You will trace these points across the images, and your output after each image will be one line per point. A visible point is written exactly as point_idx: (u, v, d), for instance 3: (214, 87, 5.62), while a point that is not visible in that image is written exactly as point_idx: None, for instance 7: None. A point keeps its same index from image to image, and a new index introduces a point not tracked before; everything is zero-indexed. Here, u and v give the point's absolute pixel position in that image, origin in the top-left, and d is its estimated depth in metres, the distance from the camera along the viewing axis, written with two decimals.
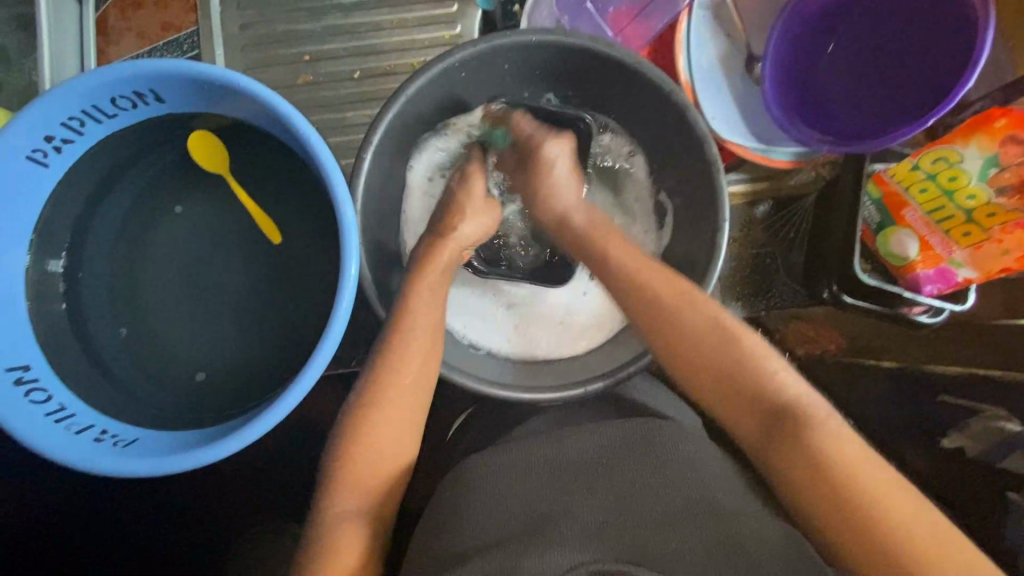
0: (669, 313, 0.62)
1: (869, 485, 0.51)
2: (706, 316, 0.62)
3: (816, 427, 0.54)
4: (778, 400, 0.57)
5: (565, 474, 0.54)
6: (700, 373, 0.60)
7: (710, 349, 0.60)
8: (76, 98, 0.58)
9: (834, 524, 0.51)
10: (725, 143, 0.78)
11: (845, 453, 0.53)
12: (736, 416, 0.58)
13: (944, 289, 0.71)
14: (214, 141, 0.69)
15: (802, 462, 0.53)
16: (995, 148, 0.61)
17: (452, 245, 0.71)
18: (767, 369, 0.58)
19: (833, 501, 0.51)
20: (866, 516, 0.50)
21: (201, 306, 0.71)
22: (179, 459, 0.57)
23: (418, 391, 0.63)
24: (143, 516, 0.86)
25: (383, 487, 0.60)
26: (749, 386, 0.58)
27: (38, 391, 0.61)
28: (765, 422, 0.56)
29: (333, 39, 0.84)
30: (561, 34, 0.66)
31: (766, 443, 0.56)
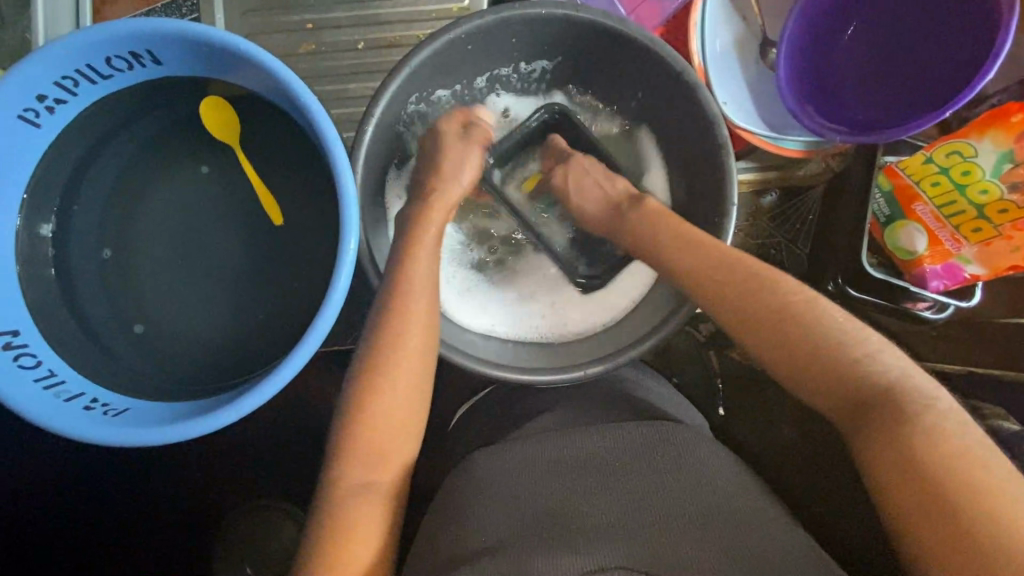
0: (746, 293, 0.59)
1: (973, 479, 0.44)
2: (778, 292, 0.58)
3: (916, 413, 0.48)
4: (867, 384, 0.52)
5: (575, 469, 0.54)
6: (776, 353, 0.57)
7: (781, 327, 0.57)
8: (69, 56, 0.56)
9: (915, 511, 0.45)
10: (735, 130, 0.76)
11: (949, 441, 0.46)
12: (822, 396, 0.55)
13: (950, 285, 0.70)
14: (224, 107, 0.67)
15: (886, 444, 0.48)
16: (1010, 143, 0.60)
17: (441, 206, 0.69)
18: (854, 350, 0.54)
19: (922, 484, 0.45)
20: (958, 505, 0.44)
21: (196, 278, 0.70)
22: (170, 430, 0.56)
23: (424, 368, 0.61)
24: (133, 487, 0.86)
25: (398, 470, 0.58)
26: (829, 367, 0.54)
27: (27, 357, 0.60)
28: (856, 402, 0.52)
29: (336, 7, 0.82)
30: (572, 8, 0.64)
31: (852, 427, 0.52)
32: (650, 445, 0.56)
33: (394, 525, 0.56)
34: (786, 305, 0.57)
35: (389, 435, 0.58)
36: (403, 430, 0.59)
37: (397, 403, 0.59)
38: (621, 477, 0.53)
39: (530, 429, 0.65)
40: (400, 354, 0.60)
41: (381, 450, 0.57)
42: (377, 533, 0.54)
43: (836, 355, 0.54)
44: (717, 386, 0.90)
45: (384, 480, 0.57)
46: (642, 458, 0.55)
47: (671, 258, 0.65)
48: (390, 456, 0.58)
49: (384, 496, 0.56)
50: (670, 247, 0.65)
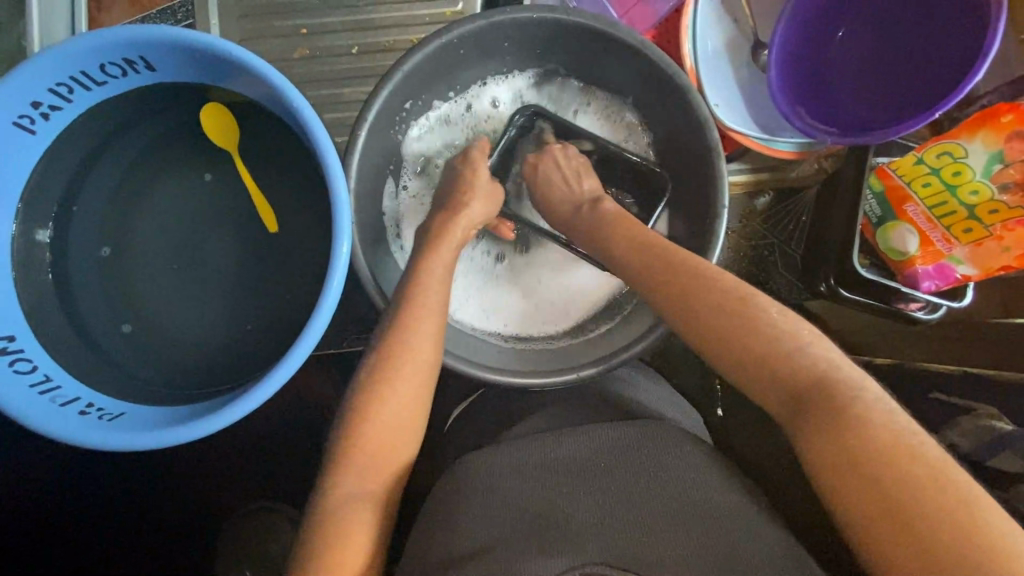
0: (694, 290, 0.59)
1: (904, 462, 0.44)
2: (721, 285, 0.58)
3: (847, 401, 0.48)
4: (803, 374, 0.52)
5: (562, 474, 0.54)
6: (717, 353, 0.57)
7: (723, 324, 0.56)
8: (64, 62, 0.56)
9: (854, 499, 0.45)
10: (728, 132, 0.77)
11: (880, 426, 0.46)
12: (762, 392, 0.54)
13: (941, 286, 0.71)
14: (224, 113, 0.68)
15: (822, 433, 0.48)
16: (1000, 144, 0.59)
17: (465, 227, 0.69)
18: (788, 341, 0.54)
19: (860, 477, 0.45)
20: (892, 489, 0.43)
21: (191, 282, 0.70)
22: (165, 434, 0.57)
23: (423, 372, 0.61)
24: (130, 490, 0.86)
25: (393, 474, 0.58)
26: (766, 361, 0.54)
27: (23, 362, 0.60)
28: (792, 395, 0.52)
29: (330, 12, 0.82)
30: (563, 12, 0.65)
31: (791, 420, 0.52)
32: (636, 448, 0.56)
33: (385, 528, 0.56)
34: (727, 300, 0.57)
35: (387, 438, 0.58)
36: (401, 434, 0.59)
37: (394, 406, 0.59)
38: (604, 480, 0.53)
39: (519, 432, 0.65)
40: (393, 356, 0.60)
41: (379, 453, 0.58)
42: (368, 539, 0.54)
43: (771, 348, 0.54)
44: (712, 387, 0.92)
45: (382, 484, 0.57)
46: (635, 460, 0.55)
47: (628, 263, 0.66)
48: (387, 462, 0.58)
49: (380, 500, 0.56)
50: (626, 253, 0.66)
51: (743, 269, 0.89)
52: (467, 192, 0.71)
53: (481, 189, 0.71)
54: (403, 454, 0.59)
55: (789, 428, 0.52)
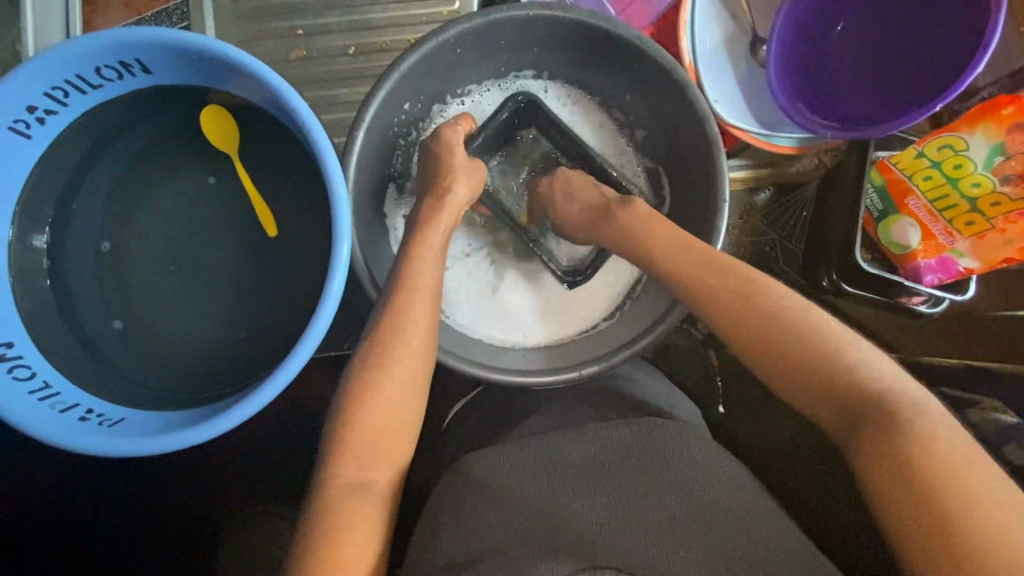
0: (745, 302, 0.58)
1: (965, 487, 0.44)
2: (780, 299, 0.58)
3: (908, 420, 0.48)
4: (859, 390, 0.51)
5: (570, 476, 0.54)
6: (768, 364, 0.56)
7: (778, 336, 0.56)
8: (59, 66, 0.56)
9: (910, 519, 0.44)
10: (727, 127, 0.76)
11: (941, 448, 0.46)
12: (813, 403, 0.54)
13: (945, 279, 0.71)
14: (223, 115, 0.67)
15: (878, 451, 0.48)
16: (1002, 136, 0.59)
17: (449, 207, 0.69)
18: (850, 356, 0.53)
19: (916, 498, 0.44)
20: (952, 513, 0.43)
21: (190, 286, 0.70)
22: (166, 439, 0.56)
23: (421, 371, 0.61)
24: (132, 496, 0.85)
25: (395, 474, 0.57)
26: (823, 375, 0.53)
27: (21, 369, 0.60)
28: (847, 409, 0.52)
29: (326, 12, 0.82)
30: (561, 9, 0.64)
31: (844, 435, 0.52)
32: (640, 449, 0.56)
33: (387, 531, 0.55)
34: (786, 313, 0.57)
35: (387, 437, 0.57)
36: (400, 432, 0.58)
37: (393, 408, 0.58)
38: (607, 481, 0.53)
39: (523, 433, 0.65)
40: (392, 357, 0.60)
41: (379, 453, 0.57)
42: (376, 538, 0.53)
43: (827, 361, 0.54)
44: (715, 383, 0.91)
45: (383, 484, 0.56)
46: (636, 457, 0.55)
47: (669, 266, 0.64)
48: (386, 460, 0.57)
49: (383, 500, 0.55)
50: (667, 254, 0.64)
51: (744, 266, 0.88)
52: (451, 173, 0.70)
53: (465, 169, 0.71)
54: (402, 453, 0.58)
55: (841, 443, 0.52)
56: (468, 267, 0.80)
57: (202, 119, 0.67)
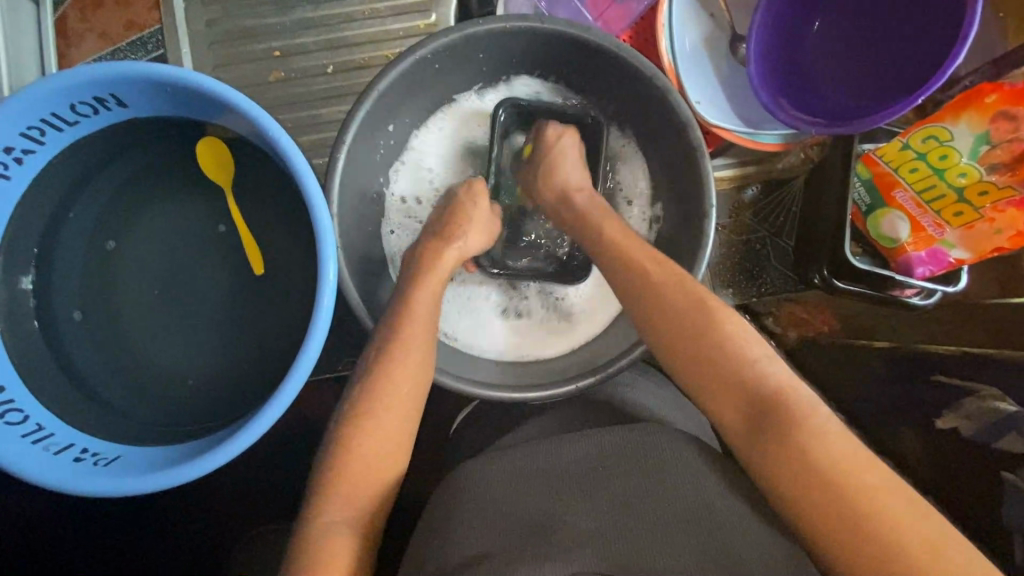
0: (662, 301, 0.58)
1: (852, 474, 0.46)
2: (690, 291, 0.58)
3: (804, 417, 0.49)
4: (757, 386, 0.52)
5: (557, 482, 0.54)
6: (679, 359, 0.56)
7: (691, 330, 0.55)
8: (33, 105, 0.56)
9: (813, 506, 0.46)
10: (711, 128, 0.76)
11: (835, 437, 0.48)
12: (714, 406, 0.53)
13: (936, 271, 0.70)
14: (221, 148, 0.67)
15: (782, 450, 0.48)
16: (986, 125, 0.59)
17: (455, 255, 0.68)
18: (749, 353, 0.53)
19: (819, 496, 0.46)
20: (850, 506, 0.45)
21: (179, 316, 0.69)
22: (164, 476, 0.56)
23: (416, 398, 0.61)
24: (133, 528, 0.85)
25: (381, 496, 0.57)
26: (724, 371, 0.53)
27: (14, 413, 0.59)
28: (748, 409, 0.52)
29: (303, 33, 0.82)
30: (537, 20, 0.64)
31: (747, 437, 0.51)
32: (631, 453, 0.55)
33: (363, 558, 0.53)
34: (699, 303, 0.57)
35: (374, 461, 0.57)
36: (390, 451, 0.58)
37: (380, 432, 0.58)
38: (603, 483, 0.53)
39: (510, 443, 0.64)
40: (383, 383, 0.60)
41: (363, 479, 0.56)
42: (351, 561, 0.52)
43: (730, 362, 0.53)
44: None
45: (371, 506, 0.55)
46: (621, 460, 0.55)
47: (599, 260, 0.65)
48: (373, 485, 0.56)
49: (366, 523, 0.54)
50: (608, 248, 0.64)
51: (737, 265, 0.88)
52: (447, 212, 0.71)
53: (486, 227, 0.72)
54: (391, 474, 0.58)
55: (743, 441, 0.52)
56: (465, 300, 0.79)
57: (197, 153, 0.68)
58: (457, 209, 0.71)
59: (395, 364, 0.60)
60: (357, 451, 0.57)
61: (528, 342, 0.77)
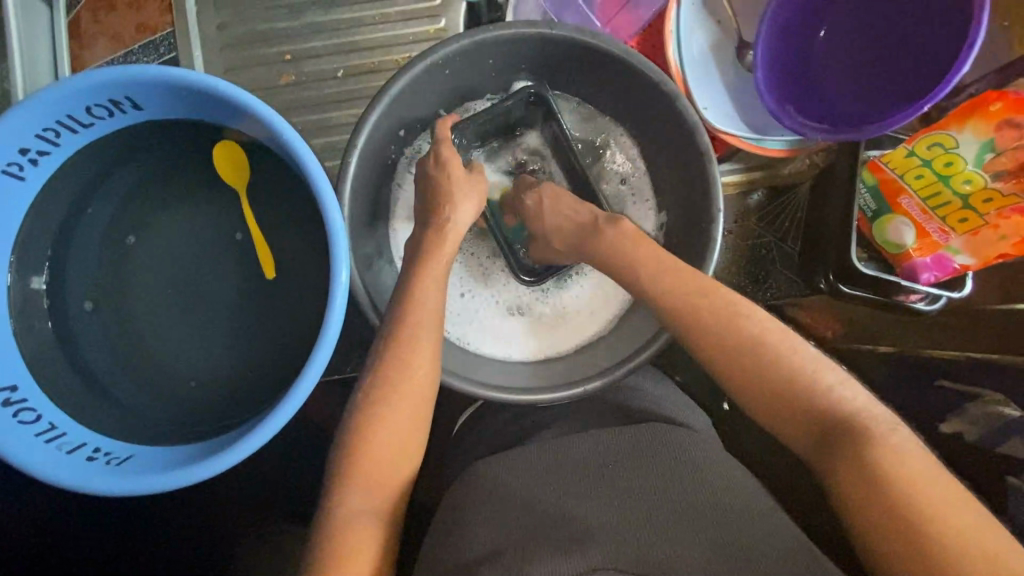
0: (728, 320, 0.58)
1: (928, 493, 0.46)
2: (757, 318, 0.58)
3: (878, 438, 0.49)
4: (833, 409, 0.52)
5: (574, 479, 0.55)
6: (744, 380, 0.56)
7: (760, 354, 0.56)
8: (50, 107, 0.56)
9: (879, 525, 0.46)
10: (718, 134, 0.77)
11: (908, 459, 0.48)
12: (787, 427, 0.54)
13: (940, 276, 0.71)
14: (235, 150, 0.67)
15: (854, 467, 0.49)
16: (991, 132, 0.60)
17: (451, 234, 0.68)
18: (823, 379, 0.54)
19: (889, 511, 0.46)
20: (925, 525, 0.44)
21: (190, 317, 0.70)
22: (176, 476, 0.57)
23: (422, 396, 0.61)
24: (140, 528, 0.85)
25: (399, 492, 0.58)
26: (797, 393, 0.54)
27: (27, 412, 0.60)
28: (824, 430, 0.52)
29: (314, 37, 0.83)
30: (548, 26, 0.65)
31: (820, 457, 0.52)
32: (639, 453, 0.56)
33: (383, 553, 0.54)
34: (768, 329, 0.57)
35: (392, 458, 0.58)
36: (399, 451, 0.58)
37: (388, 430, 0.58)
38: (611, 480, 0.54)
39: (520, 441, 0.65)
40: (390, 382, 0.60)
41: (383, 476, 0.57)
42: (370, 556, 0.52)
43: (802, 385, 0.54)
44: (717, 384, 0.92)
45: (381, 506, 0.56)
46: (627, 457, 0.56)
47: (636, 272, 0.65)
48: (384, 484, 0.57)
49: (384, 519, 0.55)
50: (649, 263, 0.64)
51: (741, 269, 0.89)
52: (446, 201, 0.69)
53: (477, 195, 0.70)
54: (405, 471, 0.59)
55: (816, 460, 0.53)
56: (467, 284, 0.80)
57: (211, 155, 0.68)
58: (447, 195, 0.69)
59: (402, 363, 0.60)
60: (367, 452, 0.57)
61: (537, 340, 0.78)
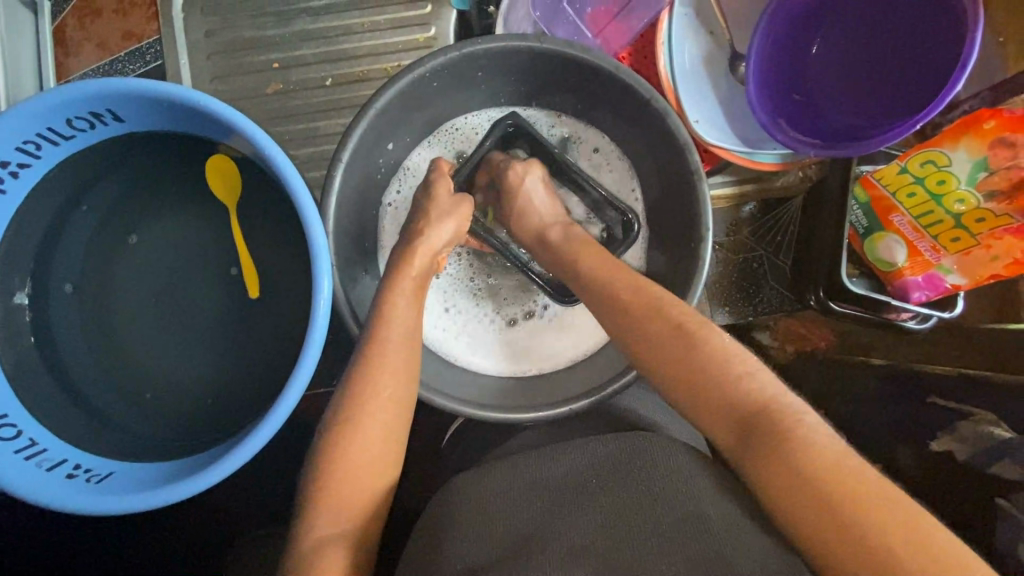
0: (649, 317, 0.58)
1: (848, 481, 0.44)
2: (673, 314, 0.57)
3: (793, 432, 0.47)
4: (746, 401, 0.50)
5: (542, 496, 0.54)
6: (665, 375, 0.55)
7: (682, 354, 0.54)
8: (28, 120, 0.55)
9: (809, 520, 0.44)
10: (709, 148, 0.76)
11: (824, 447, 0.46)
12: (706, 423, 0.52)
13: (931, 296, 0.71)
14: (229, 167, 0.67)
15: (775, 462, 0.46)
16: (985, 151, 0.58)
17: (422, 250, 0.67)
18: (732, 369, 0.52)
19: (812, 504, 0.44)
20: (845, 515, 0.42)
21: (174, 330, 0.69)
22: (156, 494, 0.56)
23: (393, 419, 0.59)
24: (126, 540, 0.85)
25: (373, 508, 0.56)
26: (709, 389, 0.52)
27: (7, 428, 0.59)
28: (737, 425, 0.50)
29: (302, 45, 0.82)
30: (534, 39, 0.64)
31: (737, 451, 0.50)
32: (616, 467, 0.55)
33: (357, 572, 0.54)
34: (679, 327, 0.56)
35: (363, 471, 0.57)
36: (376, 467, 0.58)
37: (359, 449, 0.57)
38: (583, 498, 0.53)
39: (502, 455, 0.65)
40: (361, 400, 0.58)
41: (357, 494, 0.56)
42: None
43: (717, 378, 0.52)
44: None
45: (359, 525, 0.55)
46: (612, 467, 0.55)
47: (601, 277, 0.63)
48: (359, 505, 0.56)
49: (354, 539, 0.54)
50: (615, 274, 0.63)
51: (732, 282, 0.88)
52: (429, 219, 0.69)
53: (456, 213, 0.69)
54: (379, 487, 0.57)
55: (736, 460, 0.50)
56: (455, 287, 0.80)
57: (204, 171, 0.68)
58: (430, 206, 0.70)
59: (375, 384, 0.59)
60: (344, 472, 0.56)
61: (534, 350, 0.78)
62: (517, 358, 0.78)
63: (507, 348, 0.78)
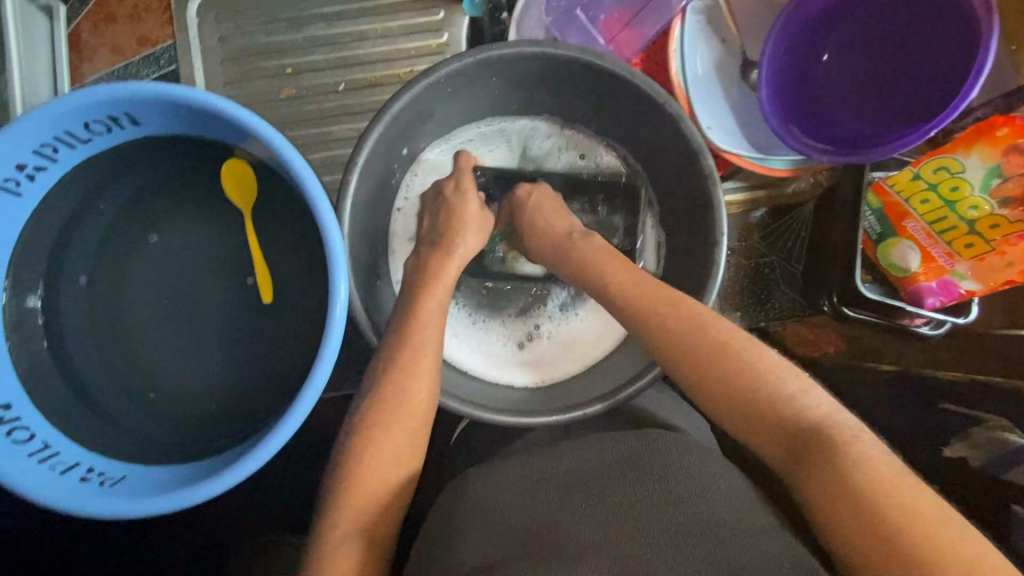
0: (694, 329, 0.56)
1: (899, 502, 0.43)
2: (717, 330, 0.56)
3: (847, 450, 0.47)
4: (799, 419, 0.50)
5: (560, 492, 0.54)
6: (709, 390, 0.54)
7: (729, 369, 0.53)
8: (47, 123, 0.55)
9: (854, 539, 0.44)
10: (721, 153, 0.76)
11: (878, 467, 0.45)
12: (757, 440, 0.52)
13: (946, 301, 0.70)
14: (244, 170, 0.67)
15: (827, 479, 0.46)
16: (998, 157, 0.59)
17: (457, 261, 0.68)
18: (786, 388, 0.51)
19: (862, 523, 0.44)
20: (897, 536, 0.42)
21: (187, 333, 0.69)
22: (171, 498, 0.56)
23: (408, 424, 0.59)
24: (134, 545, 0.84)
25: (387, 511, 0.56)
26: (760, 404, 0.51)
27: (20, 431, 0.59)
28: (789, 441, 0.50)
29: (315, 50, 0.82)
30: (550, 44, 0.64)
31: (789, 467, 0.50)
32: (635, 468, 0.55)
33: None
34: (726, 341, 0.55)
35: (378, 475, 0.56)
36: (391, 468, 0.57)
37: (374, 452, 0.57)
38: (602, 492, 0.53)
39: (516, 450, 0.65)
40: (380, 401, 0.59)
41: (372, 499, 0.56)
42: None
43: (767, 395, 0.51)
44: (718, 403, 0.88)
45: (374, 529, 0.55)
46: (627, 470, 0.54)
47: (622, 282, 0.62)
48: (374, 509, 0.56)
49: (366, 538, 0.54)
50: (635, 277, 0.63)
51: (743, 287, 0.88)
52: (450, 225, 0.69)
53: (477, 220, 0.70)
54: (394, 489, 0.57)
55: (786, 475, 0.50)
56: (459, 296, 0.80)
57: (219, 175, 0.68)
58: (452, 212, 0.70)
59: (391, 387, 0.59)
60: (359, 475, 0.56)
61: (539, 356, 0.79)
62: (523, 363, 0.79)
63: (512, 355, 0.79)
